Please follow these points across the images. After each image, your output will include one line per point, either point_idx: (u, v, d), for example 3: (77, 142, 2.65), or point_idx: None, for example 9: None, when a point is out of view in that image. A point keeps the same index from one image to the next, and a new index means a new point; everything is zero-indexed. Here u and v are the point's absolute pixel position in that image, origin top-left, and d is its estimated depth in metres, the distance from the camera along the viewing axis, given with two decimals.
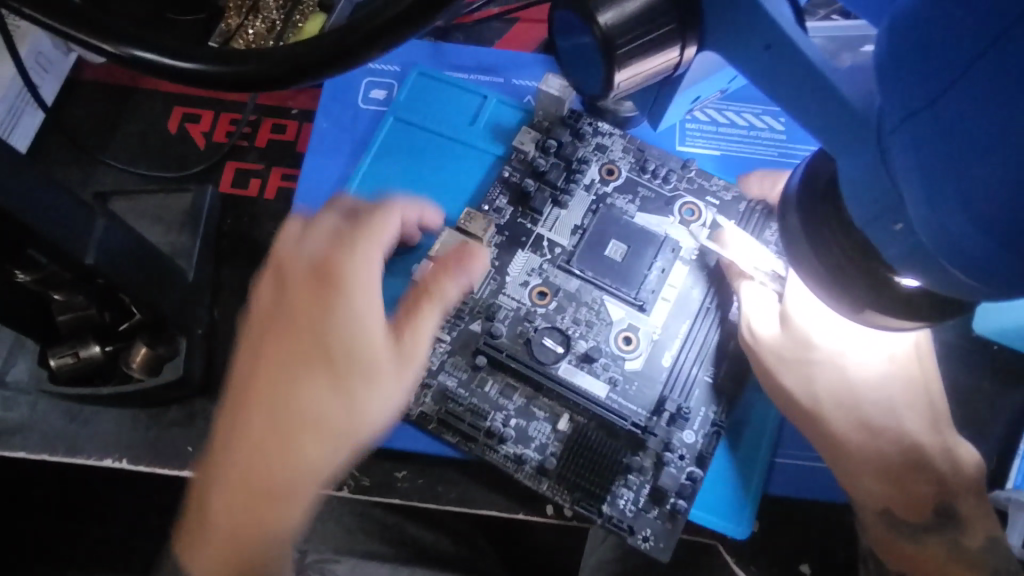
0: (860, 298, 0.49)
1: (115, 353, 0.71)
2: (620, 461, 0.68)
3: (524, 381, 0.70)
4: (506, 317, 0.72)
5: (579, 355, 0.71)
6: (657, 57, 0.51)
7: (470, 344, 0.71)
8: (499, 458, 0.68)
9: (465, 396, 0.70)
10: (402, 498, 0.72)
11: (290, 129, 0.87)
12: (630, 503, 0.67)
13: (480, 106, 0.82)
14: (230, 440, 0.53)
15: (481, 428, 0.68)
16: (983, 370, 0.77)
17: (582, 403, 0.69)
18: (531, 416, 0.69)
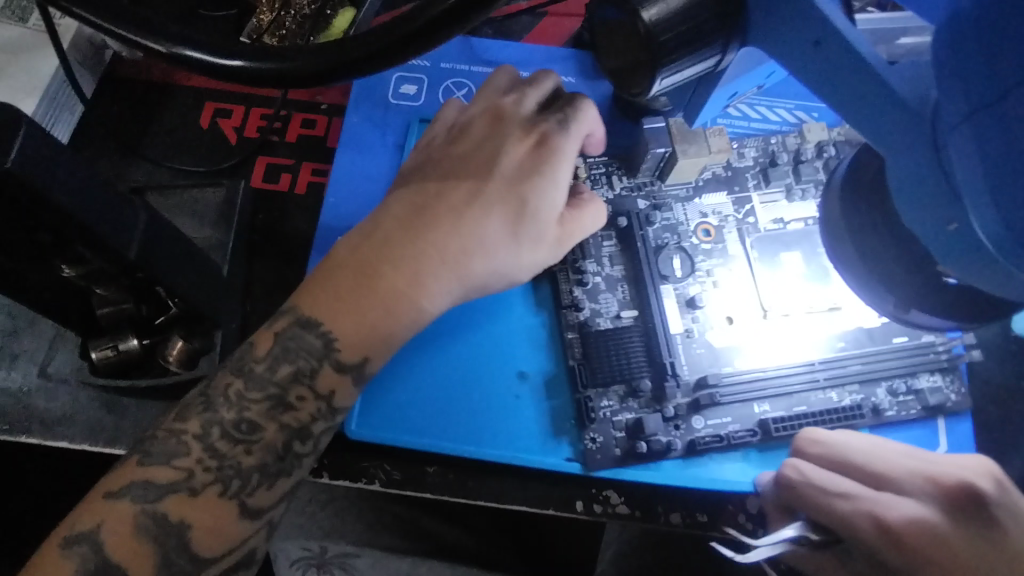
0: (922, 300, 0.47)
1: (152, 347, 0.71)
2: (631, 374, 0.72)
3: (631, 261, 0.77)
4: (664, 222, 0.79)
5: (683, 296, 0.76)
6: (700, 56, 0.51)
7: (621, 207, 0.79)
8: (566, 299, 0.75)
9: (587, 230, 0.78)
10: (432, 493, 0.72)
11: (320, 124, 0.88)
12: (608, 406, 0.72)
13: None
14: (432, 244, 0.59)
15: (569, 255, 0.76)
16: (1019, 370, 0.80)
17: (658, 316, 0.74)
18: (612, 286, 0.76)
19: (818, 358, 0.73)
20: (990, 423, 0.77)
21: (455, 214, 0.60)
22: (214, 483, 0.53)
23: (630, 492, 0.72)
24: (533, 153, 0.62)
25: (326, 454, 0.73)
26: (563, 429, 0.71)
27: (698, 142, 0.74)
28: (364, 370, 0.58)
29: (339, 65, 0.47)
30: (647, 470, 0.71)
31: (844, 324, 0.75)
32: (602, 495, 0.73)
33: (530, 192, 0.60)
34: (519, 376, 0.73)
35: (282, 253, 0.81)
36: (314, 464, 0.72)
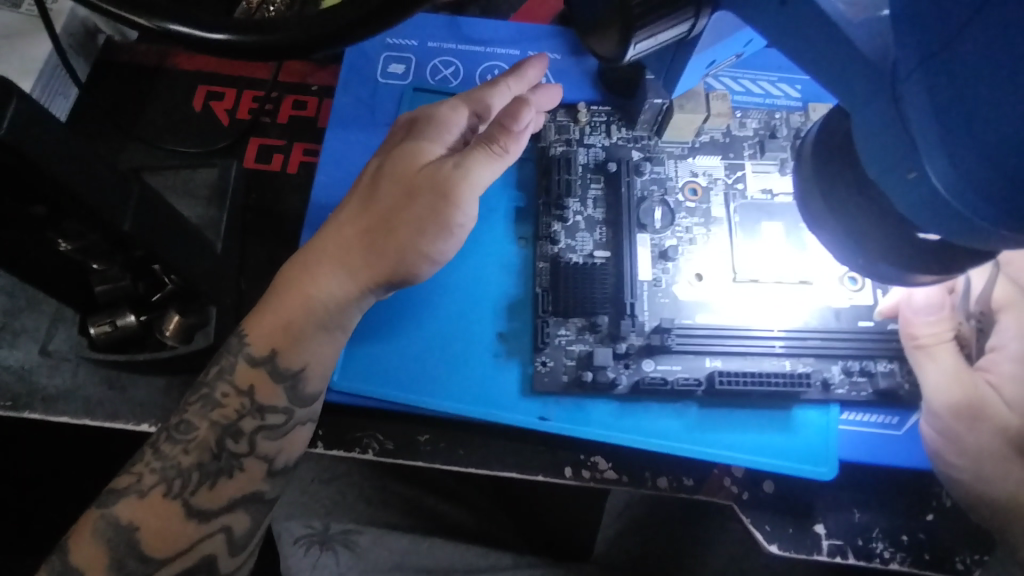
0: (881, 249, 0.49)
1: (149, 323, 0.74)
2: (591, 312, 0.74)
3: (614, 205, 0.78)
4: (651, 176, 0.80)
5: (659, 247, 0.77)
6: (674, 21, 0.52)
7: (615, 153, 0.81)
8: (549, 234, 0.78)
9: (578, 172, 0.80)
10: (425, 461, 0.74)
11: (311, 105, 0.89)
12: (566, 336, 0.74)
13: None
14: (323, 247, 0.64)
15: (555, 203, 0.78)
16: None
17: (627, 262, 0.75)
18: (590, 229, 0.78)
19: (781, 328, 0.74)
20: None
21: (344, 223, 0.65)
22: (159, 484, 0.58)
23: (618, 458, 0.74)
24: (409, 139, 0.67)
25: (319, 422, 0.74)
26: (513, 353, 0.75)
27: (696, 98, 0.76)
28: (277, 362, 0.62)
29: (324, 35, 0.49)
30: (574, 410, 0.73)
31: (819, 299, 0.75)
32: (590, 461, 0.74)
33: (395, 171, 0.65)
34: (485, 329, 0.75)
35: (274, 232, 0.83)
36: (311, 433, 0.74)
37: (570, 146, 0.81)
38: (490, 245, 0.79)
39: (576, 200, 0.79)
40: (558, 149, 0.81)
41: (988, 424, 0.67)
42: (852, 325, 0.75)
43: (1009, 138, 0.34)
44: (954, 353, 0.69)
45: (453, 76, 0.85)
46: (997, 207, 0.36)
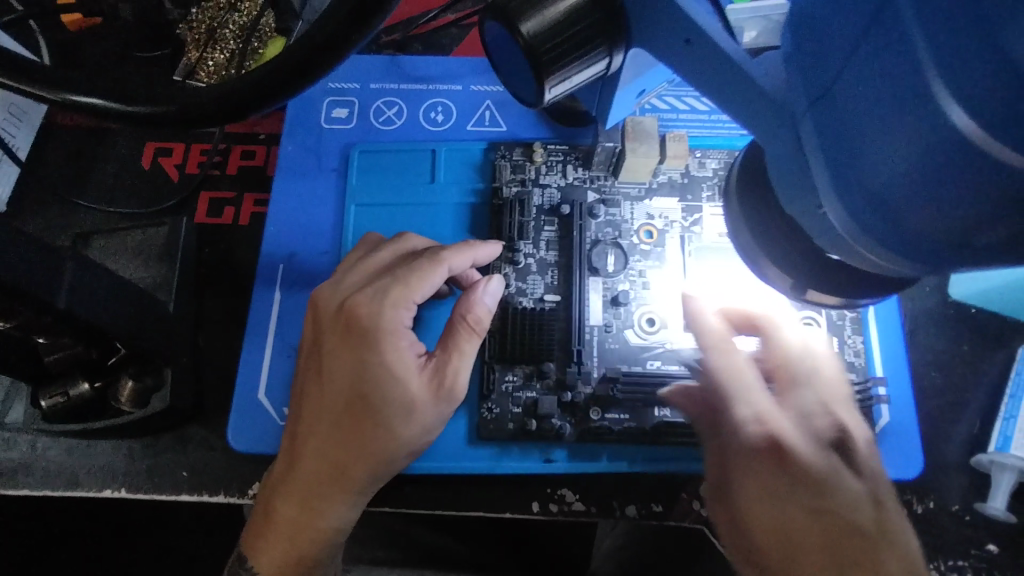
0: (815, 279, 0.48)
1: (104, 390, 0.73)
2: (537, 358, 0.71)
3: (567, 248, 0.76)
4: (604, 218, 0.77)
5: (611, 292, 0.74)
6: (588, 65, 0.53)
7: (572, 194, 0.78)
8: (498, 277, 0.75)
9: (531, 214, 0.77)
10: (391, 506, 0.72)
11: (259, 154, 0.89)
12: (512, 384, 0.71)
13: (442, 129, 0.84)
14: (305, 403, 0.64)
15: (507, 242, 0.76)
16: (963, 334, 0.79)
17: (579, 307, 0.73)
18: (544, 271, 0.75)
19: None
20: (938, 388, 0.77)
21: (321, 377, 0.63)
22: (261, 521, 0.62)
23: (585, 489, 0.74)
24: (351, 351, 0.62)
25: None
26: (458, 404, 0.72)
27: (649, 141, 0.74)
28: (314, 507, 0.61)
29: (225, 109, 0.48)
30: (523, 458, 0.70)
31: None
32: (557, 494, 0.73)
33: (369, 344, 0.62)
34: (456, 405, 0.72)
35: (228, 286, 0.83)
36: None
37: (525, 183, 0.79)
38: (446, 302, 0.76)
39: (529, 243, 0.76)
40: (509, 180, 0.79)
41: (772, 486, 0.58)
42: None
43: (895, 178, 0.34)
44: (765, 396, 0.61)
45: (396, 116, 0.85)
46: (902, 246, 0.36)
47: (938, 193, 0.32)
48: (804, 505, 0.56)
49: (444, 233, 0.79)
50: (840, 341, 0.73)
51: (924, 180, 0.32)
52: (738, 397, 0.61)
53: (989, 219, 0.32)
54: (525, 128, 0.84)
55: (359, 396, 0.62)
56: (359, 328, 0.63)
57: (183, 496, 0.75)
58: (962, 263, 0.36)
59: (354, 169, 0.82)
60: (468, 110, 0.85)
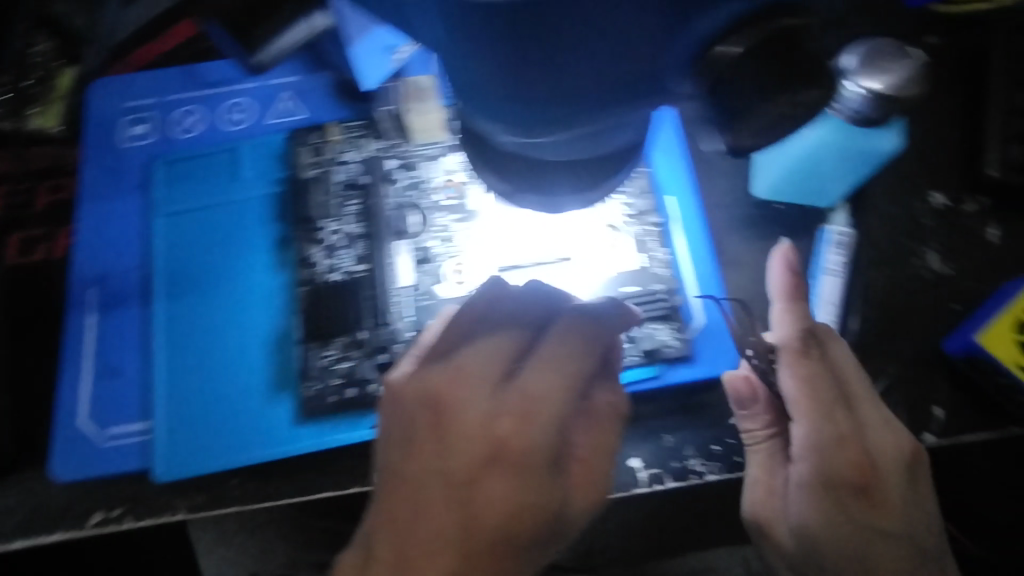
0: (525, 183, 0.48)
1: None
2: (349, 328, 0.73)
3: (371, 218, 0.77)
4: (405, 182, 0.79)
5: (418, 252, 0.76)
6: (289, 27, 0.53)
7: (372, 164, 0.79)
8: (308, 259, 0.76)
9: (334, 192, 0.79)
10: (236, 506, 0.69)
11: (67, 186, 0.88)
12: (330, 357, 0.72)
13: (242, 127, 0.84)
14: (402, 516, 0.51)
15: (310, 224, 0.78)
16: (769, 231, 0.84)
17: (384, 271, 0.74)
18: (351, 244, 0.76)
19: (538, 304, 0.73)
20: (752, 284, 0.81)
21: (477, 493, 0.51)
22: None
23: None
24: (517, 477, 0.51)
25: (122, 500, 0.69)
26: (283, 387, 0.73)
27: (427, 96, 0.75)
28: None
29: None
30: (350, 428, 0.70)
31: (579, 270, 0.75)
32: None
33: (498, 453, 0.51)
34: (281, 390, 0.73)
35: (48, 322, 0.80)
36: (115, 513, 0.69)
37: (324, 163, 0.80)
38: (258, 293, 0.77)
39: (334, 220, 0.77)
40: (308, 164, 0.80)
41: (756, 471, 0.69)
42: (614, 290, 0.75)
43: (489, 60, 0.35)
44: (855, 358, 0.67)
45: (195, 123, 0.85)
46: (525, 114, 0.38)
47: (523, 59, 0.34)
48: (845, 453, 0.63)
49: (254, 227, 0.79)
50: (644, 256, 0.76)
51: (506, 52, 0.34)
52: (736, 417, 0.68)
53: (575, 49, 0.34)
54: (324, 110, 0.85)
55: (516, 531, 0.50)
56: (508, 455, 0.51)
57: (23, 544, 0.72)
58: (584, 105, 0.37)
59: (156, 181, 0.81)
60: (266, 104, 0.86)
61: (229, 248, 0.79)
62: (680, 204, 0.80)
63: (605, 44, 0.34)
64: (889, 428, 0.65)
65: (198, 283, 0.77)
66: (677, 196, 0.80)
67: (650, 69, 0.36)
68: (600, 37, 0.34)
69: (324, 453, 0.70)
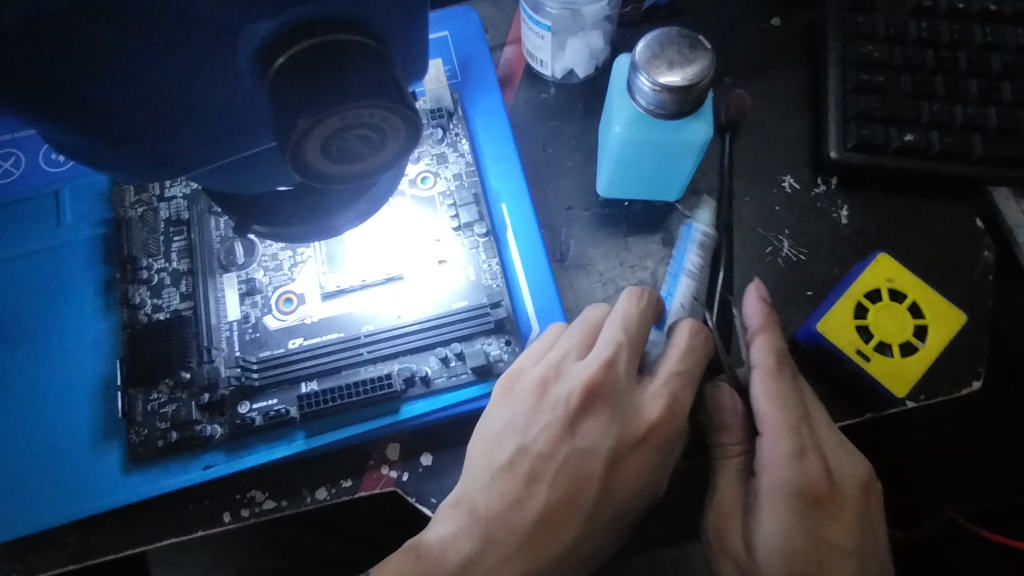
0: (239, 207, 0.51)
1: None
2: (172, 369, 0.70)
3: (195, 252, 0.75)
4: (232, 213, 0.76)
5: (245, 284, 0.73)
6: None
7: (195, 198, 0.77)
8: (132, 300, 0.74)
9: (159, 228, 0.77)
10: (65, 565, 0.67)
11: None
12: (154, 402, 0.69)
13: (64, 168, 0.81)
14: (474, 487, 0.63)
15: (134, 263, 0.75)
16: (618, 230, 0.81)
17: (209, 307, 0.72)
18: (177, 281, 0.74)
19: (368, 328, 0.71)
20: (601, 285, 0.78)
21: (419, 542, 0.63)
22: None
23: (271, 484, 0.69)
24: (598, 413, 0.64)
25: None
26: (110, 434, 0.69)
27: None
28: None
29: None
30: (179, 472, 0.68)
31: (410, 289, 0.72)
32: (246, 498, 0.70)
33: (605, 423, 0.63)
34: (109, 438, 0.69)
35: None
36: None
37: (148, 200, 0.78)
38: (83, 339, 0.74)
39: (160, 259, 0.75)
40: (132, 203, 0.78)
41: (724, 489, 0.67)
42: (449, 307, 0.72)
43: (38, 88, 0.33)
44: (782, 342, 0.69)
45: (13, 167, 0.82)
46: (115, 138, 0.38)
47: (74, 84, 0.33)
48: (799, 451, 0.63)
49: (78, 271, 0.77)
50: (475, 268, 0.74)
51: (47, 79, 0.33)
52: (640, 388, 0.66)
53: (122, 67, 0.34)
54: None
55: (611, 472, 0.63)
56: (602, 400, 0.64)
57: None
58: (162, 140, 0.39)
59: None
60: None
61: (51, 295, 0.76)
62: (516, 209, 0.77)
63: (156, 62, 0.34)
64: (844, 454, 0.66)
65: (19, 335, 0.74)
66: (515, 200, 0.77)
67: (232, 87, 0.37)
68: (152, 60, 0.34)
69: (156, 500, 0.68)
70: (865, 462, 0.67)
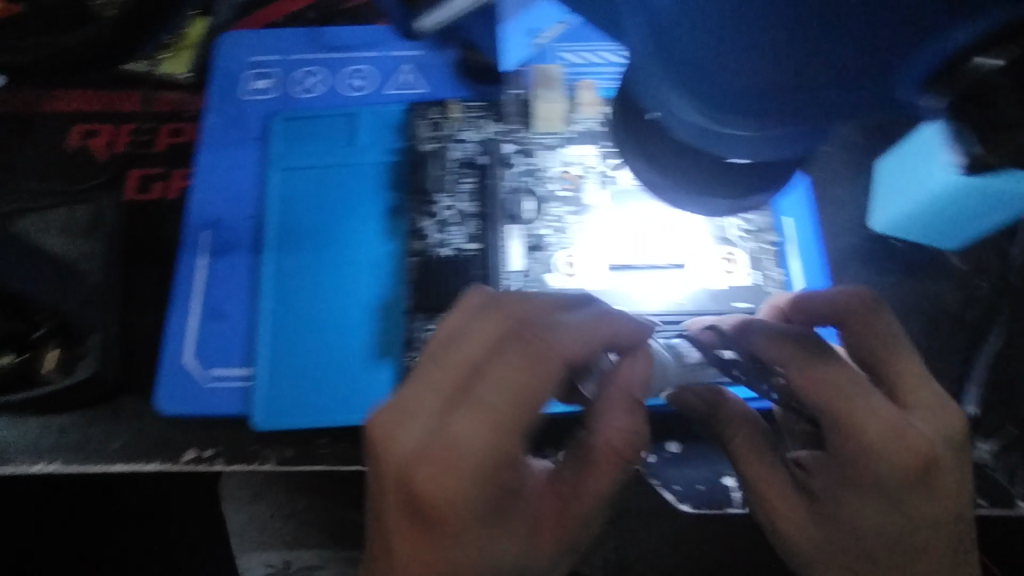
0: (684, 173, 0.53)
1: (27, 363, 0.73)
2: (457, 303, 0.73)
3: (486, 197, 0.77)
4: (522, 168, 0.79)
5: (531, 239, 0.76)
6: None
7: (489, 147, 0.80)
8: (420, 230, 0.76)
9: (449, 167, 0.79)
10: (319, 466, 0.69)
11: (188, 131, 0.90)
12: (436, 332, 0.73)
13: (363, 94, 0.85)
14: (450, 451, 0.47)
15: (426, 196, 0.78)
16: (887, 265, 0.79)
17: (499, 253, 0.75)
18: (465, 221, 0.76)
19: (651, 308, 0.73)
20: None
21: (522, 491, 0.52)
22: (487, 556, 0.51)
23: None
24: (492, 408, 0.48)
25: (216, 441, 0.74)
26: (386, 354, 0.73)
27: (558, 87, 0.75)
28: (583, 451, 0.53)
29: None
30: None
31: (693, 279, 0.75)
32: None
33: (490, 414, 0.47)
34: (382, 357, 0.73)
35: (156, 260, 0.82)
36: (209, 454, 0.73)
37: (443, 138, 0.80)
38: (365, 255, 0.77)
39: (449, 195, 0.78)
40: (426, 137, 0.81)
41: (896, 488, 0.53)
42: (726, 305, 0.75)
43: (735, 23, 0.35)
44: (923, 368, 0.55)
45: (317, 83, 0.86)
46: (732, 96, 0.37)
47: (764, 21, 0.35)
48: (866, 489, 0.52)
49: (366, 192, 0.80)
50: (759, 272, 0.77)
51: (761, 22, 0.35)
52: (870, 391, 0.53)
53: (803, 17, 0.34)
54: (443, 87, 0.85)
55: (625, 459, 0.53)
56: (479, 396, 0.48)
57: (117, 467, 0.75)
58: (778, 111, 0.38)
59: (276, 138, 0.82)
60: (388, 74, 0.86)
61: (340, 210, 0.79)
62: (802, 226, 0.80)
63: (857, 23, 0.34)
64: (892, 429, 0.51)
65: (307, 241, 0.78)
66: (798, 219, 0.81)
67: (888, 61, 0.36)
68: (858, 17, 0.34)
69: None
70: (965, 420, 0.53)
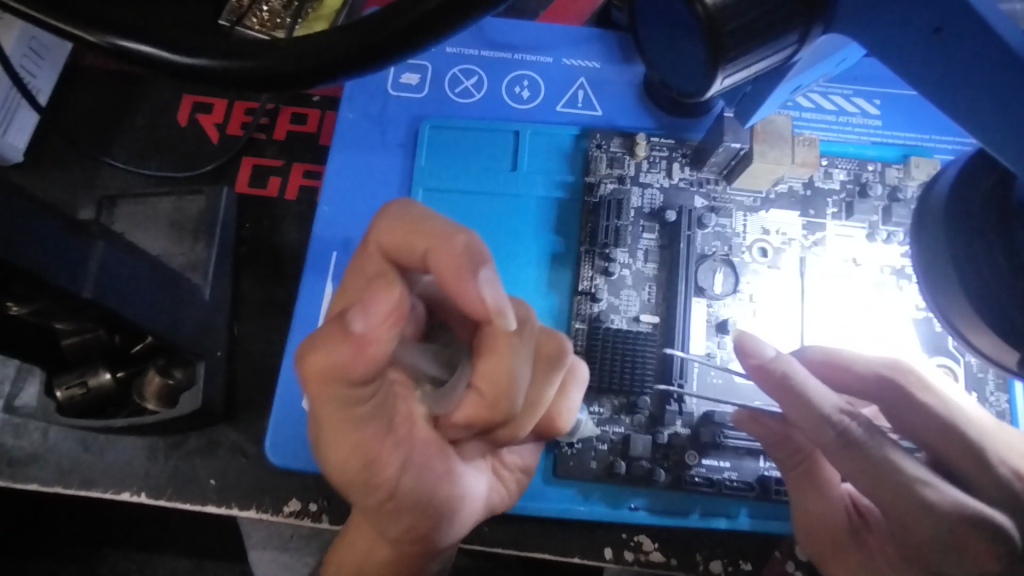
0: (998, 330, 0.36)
1: (128, 380, 0.63)
2: (627, 385, 0.62)
3: (668, 261, 0.66)
4: (714, 228, 0.67)
5: (716, 318, 0.64)
6: (769, 57, 0.38)
7: (675, 198, 0.68)
8: (588, 290, 0.65)
9: (628, 218, 0.67)
10: None
11: (311, 119, 0.78)
12: (598, 417, 0.62)
13: (527, 108, 0.73)
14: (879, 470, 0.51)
15: (599, 249, 0.66)
16: None
17: (680, 332, 0.63)
18: (642, 286, 0.65)
19: None
20: None
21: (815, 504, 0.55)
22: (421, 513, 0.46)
23: (666, 538, 0.64)
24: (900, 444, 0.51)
25: (326, 494, 0.66)
26: None
27: (782, 145, 0.62)
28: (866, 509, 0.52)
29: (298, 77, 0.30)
30: (604, 503, 0.61)
31: None
32: (633, 541, 0.64)
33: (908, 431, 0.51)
34: None
35: (271, 271, 0.73)
36: (314, 508, 0.66)
37: (623, 180, 0.68)
38: None
39: (624, 252, 0.66)
40: (603, 175, 0.69)
41: (797, 498, 0.55)
42: None
43: None
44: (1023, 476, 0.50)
45: (474, 88, 0.73)
46: None
47: None
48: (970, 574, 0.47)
49: (525, 231, 0.68)
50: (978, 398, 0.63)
51: None
52: (923, 483, 0.46)
53: None
54: (623, 114, 0.72)
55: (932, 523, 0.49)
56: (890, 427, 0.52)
57: (212, 507, 0.66)
58: None
59: (423, 149, 0.70)
60: (558, 88, 0.73)
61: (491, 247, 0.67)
62: None
63: None
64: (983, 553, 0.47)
65: None
66: None
67: None
68: None
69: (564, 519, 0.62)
70: None
